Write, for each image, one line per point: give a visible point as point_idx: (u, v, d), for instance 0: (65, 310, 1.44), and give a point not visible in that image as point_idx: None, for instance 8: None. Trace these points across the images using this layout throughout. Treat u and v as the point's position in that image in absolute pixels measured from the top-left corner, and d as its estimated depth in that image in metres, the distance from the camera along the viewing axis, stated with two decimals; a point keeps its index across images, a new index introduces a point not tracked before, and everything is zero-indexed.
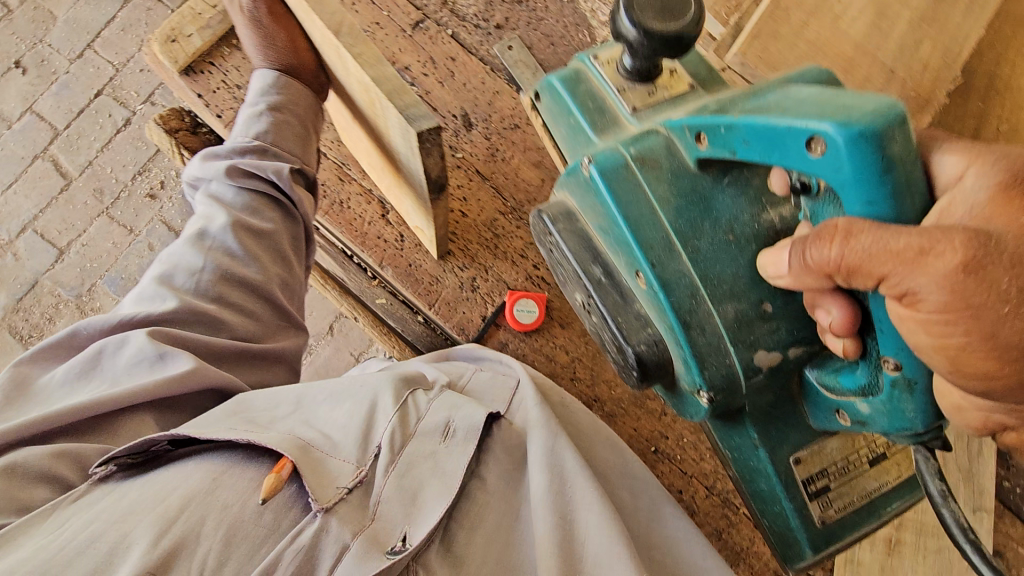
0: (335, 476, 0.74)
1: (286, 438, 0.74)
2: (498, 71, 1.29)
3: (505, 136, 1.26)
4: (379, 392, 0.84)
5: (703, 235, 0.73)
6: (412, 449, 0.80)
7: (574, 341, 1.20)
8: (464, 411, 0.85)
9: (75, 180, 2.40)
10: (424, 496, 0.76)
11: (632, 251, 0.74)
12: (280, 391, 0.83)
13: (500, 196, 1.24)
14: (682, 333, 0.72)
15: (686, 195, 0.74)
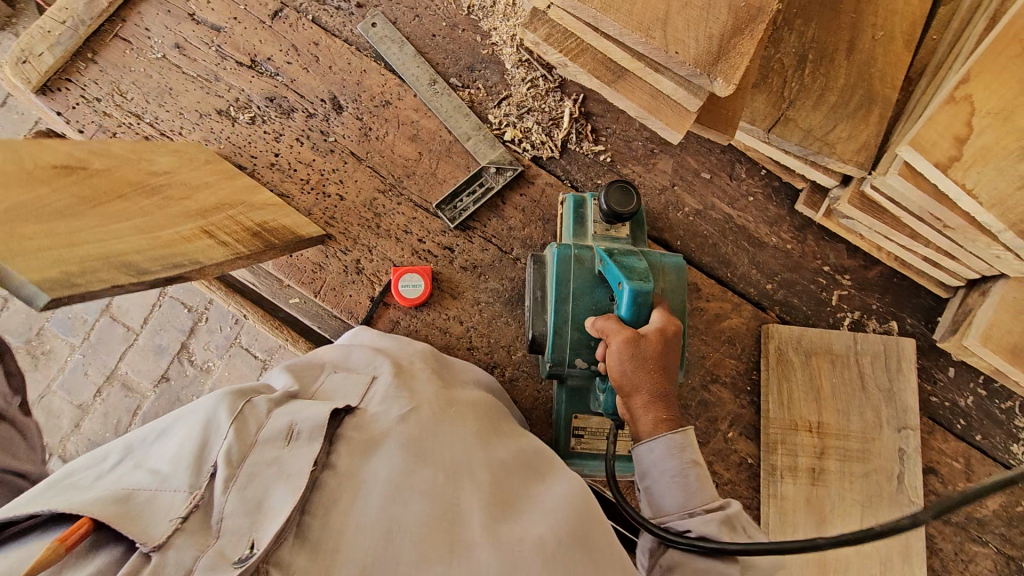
0: (163, 511, 0.51)
1: (93, 494, 0.51)
2: (363, 50, 1.26)
3: (377, 114, 1.24)
4: (205, 409, 0.61)
5: (586, 299, 0.98)
6: (255, 458, 0.57)
7: (468, 310, 1.18)
8: (312, 409, 0.62)
9: None
10: (272, 502, 0.54)
11: (585, 284, 0.99)
12: (104, 446, 0.59)
13: (377, 175, 1.22)
14: (551, 331, 0.98)
15: (587, 288, 0.98)
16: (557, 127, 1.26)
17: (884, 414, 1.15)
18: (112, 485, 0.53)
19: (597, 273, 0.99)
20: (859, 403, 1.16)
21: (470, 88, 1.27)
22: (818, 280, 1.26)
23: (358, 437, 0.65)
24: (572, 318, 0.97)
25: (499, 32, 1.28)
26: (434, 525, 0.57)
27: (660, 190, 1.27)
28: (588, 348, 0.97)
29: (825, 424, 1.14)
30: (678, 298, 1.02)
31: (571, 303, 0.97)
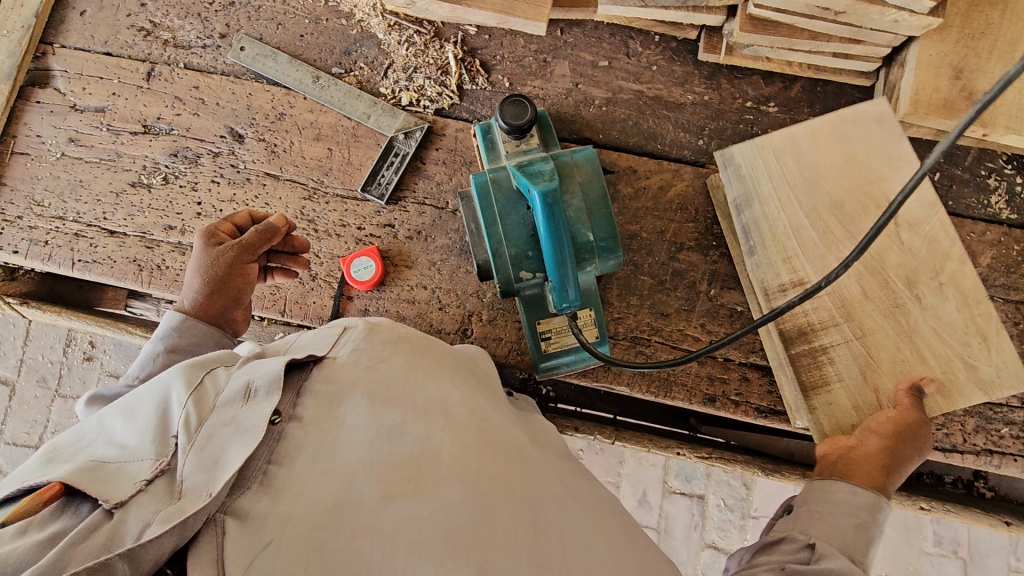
0: (131, 473, 0.68)
1: (72, 466, 0.68)
2: (242, 75, 1.28)
3: (276, 129, 1.25)
4: (170, 386, 0.79)
5: (517, 213, 1.04)
6: (212, 421, 0.74)
7: (427, 274, 1.20)
8: (261, 369, 0.79)
9: (18, 381, 2.44)
10: (228, 455, 0.69)
11: (512, 198, 1.05)
12: (82, 427, 0.78)
13: (299, 183, 1.24)
14: (495, 252, 1.05)
15: (511, 205, 1.04)
16: (447, 75, 1.27)
17: None
18: (89, 457, 0.70)
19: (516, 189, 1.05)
20: None
21: (354, 70, 1.28)
22: (746, 118, 1.25)
23: (322, 387, 0.81)
24: (504, 237, 1.04)
25: (361, 8, 1.29)
26: (401, 460, 0.73)
27: (566, 94, 1.27)
28: (528, 258, 1.04)
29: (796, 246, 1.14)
30: (595, 189, 1.05)
31: (501, 222, 1.04)
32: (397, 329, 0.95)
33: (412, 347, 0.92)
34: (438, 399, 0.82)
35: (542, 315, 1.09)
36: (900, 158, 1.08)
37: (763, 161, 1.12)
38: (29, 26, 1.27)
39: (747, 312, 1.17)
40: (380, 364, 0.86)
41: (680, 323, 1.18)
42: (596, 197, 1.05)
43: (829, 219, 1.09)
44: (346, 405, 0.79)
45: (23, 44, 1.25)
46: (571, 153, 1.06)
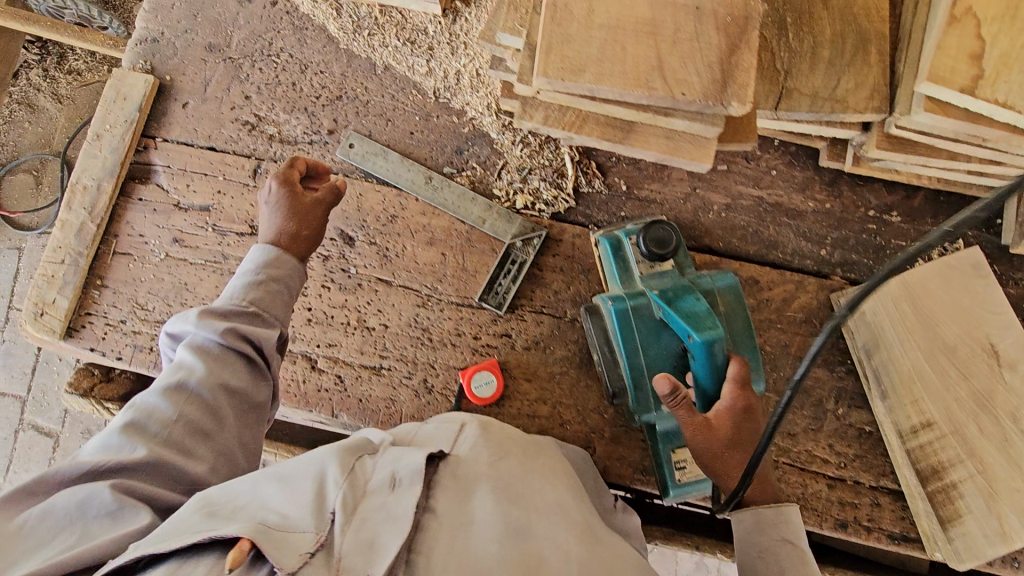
0: (294, 543, 0.64)
1: (245, 522, 0.65)
2: (352, 174, 1.24)
3: (388, 231, 1.22)
4: (326, 463, 0.76)
5: (660, 343, 1.01)
6: (365, 508, 0.70)
7: (547, 388, 1.16)
8: (408, 460, 0.76)
9: (63, 434, 2.23)
10: (381, 543, 0.66)
11: (654, 326, 1.02)
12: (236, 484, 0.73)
13: (412, 289, 1.20)
14: (636, 384, 1.02)
15: (652, 335, 1.02)
16: (563, 177, 1.24)
17: (985, 336, 1.10)
18: (250, 519, 0.66)
19: (658, 317, 1.02)
20: (957, 331, 1.11)
21: (466, 170, 1.25)
22: (868, 228, 1.23)
23: (451, 481, 0.78)
24: (647, 367, 1.01)
25: (473, 106, 1.26)
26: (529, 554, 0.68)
27: (684, 199, 1.24)
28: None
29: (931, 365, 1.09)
30: (738, 319, 1.03)
31: (642, 353, 1.01)
32: (506, 432, 0.91)
33: (512, 448, 0.87)
34: (556, 505, 0.78)
35: (677, 444, 1.05)
36: (1001, 312, 1.11)
37: (884, 307, 1.13)
38: (132, 120, 1.23)
39: (877, 433, 1.15)
40: (499, 462, 0.82)
41: (808, 443, 1.15)
42: (740, 329, 1.02)
43: (950, 366, 1.09)
44: (473, 500, 0.75)
45: (127, 141, 1.21)
46: (714, 281, 1.03)
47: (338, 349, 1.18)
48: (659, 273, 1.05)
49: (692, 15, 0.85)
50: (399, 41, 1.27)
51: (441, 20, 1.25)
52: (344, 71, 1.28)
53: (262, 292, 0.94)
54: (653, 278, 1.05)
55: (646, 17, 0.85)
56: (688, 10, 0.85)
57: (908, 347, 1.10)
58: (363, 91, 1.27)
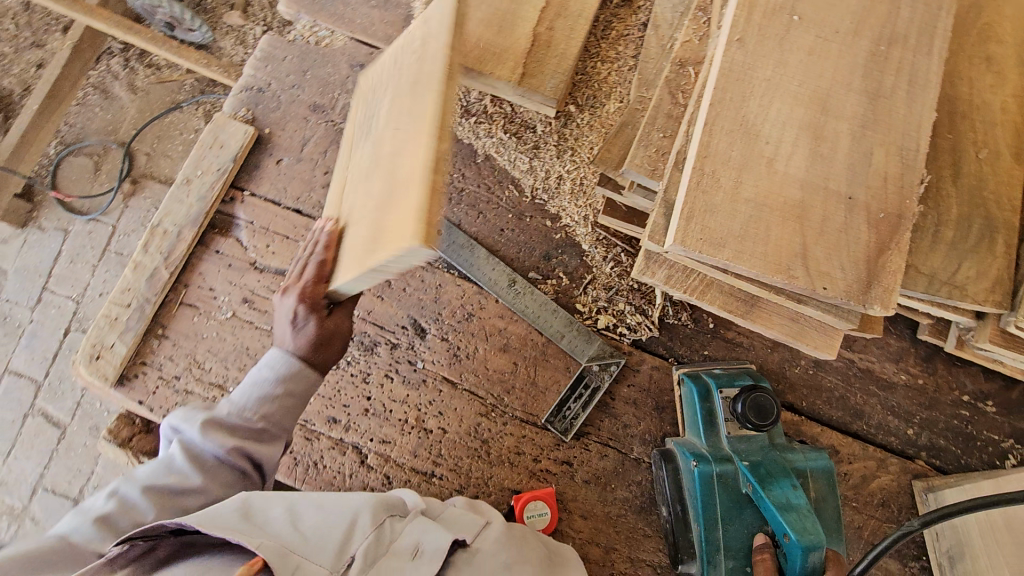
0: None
1: (253, 526, 0.80)
2: (433, 261, 1.20)
3: (462, 330, 1.17)
4: (360, 513, 0.87)
5: (742, 520, 0.94)
6: (387, 559, 0.83)
7: (603, 529, 1.10)
8: (433, 537, 0.86)
9: (68, 426, 2.25)
10: None
11: (737, 500, 0.95)
12: (273, 498, 0.86)
13: (477, 395, 1.14)
14: (711, 559, 0.95)
15: (735, 510, 0.95)
16: (650, 303, 1.18)
17: None
18: (277, 537, 0.80)
19: (744, 492, 0.95)
20: None
21: (552, 277, 1.20)
22: (960, 414, 1.17)
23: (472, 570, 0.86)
24: (723, 543, 0.94)
25: (569, 212, 1.21)
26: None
27: (772, 348, 1.19)
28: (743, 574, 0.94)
29: None
30: (828, 509, 0.96)
31: (721, 529, 0.94)
32: (528, 538, 0.97)
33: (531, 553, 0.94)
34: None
35: None
36: None
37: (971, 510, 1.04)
38: (224, 170, 1.20)
39: None
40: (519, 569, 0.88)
41: None
42: (829, 521, 0.95)
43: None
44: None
45: (215, 191, 1.18)
46: (807, 464, 0.97)
47: (391, 446, 1.12)
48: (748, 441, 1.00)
49: (844, 205, 0.80)
50: (505, 134, 1.22)
51: (552, 120, 1.20)
52: None
53: (300, 380, 0.93)
54: (741, 445, 1.00)
55: (796, 199, 0.79)
56: (840, 198, 0.80)
57: (994, 562, 1.00)
58: (459, 177, 1.23)
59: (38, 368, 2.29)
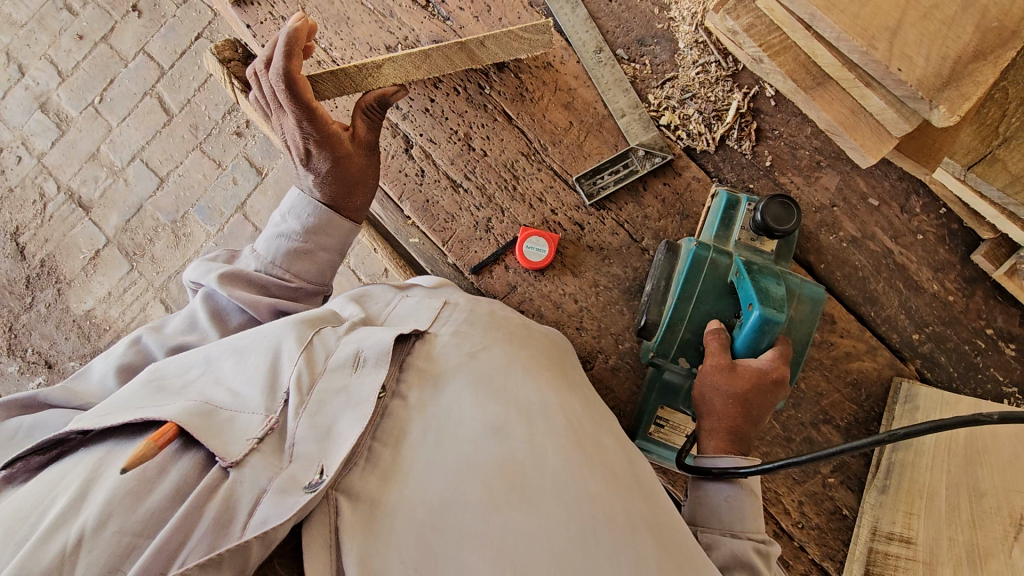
0: (242, 428, 0.70)
1: (186, 405, 0.70)
2: (535, 5, 1.24)
3: (536, 75, 1.21)
4: (282, 339, 0.79)
5: (712, 304, 1.00)
6: (323, 385, 0.74)
7: (585, 290, 1.17)
8: (376, 340, 0.78)
9: (175, 116, 2.62)
10: (337, 429, 0.70)
11: (719, 286, 0.99)
12: (188, 358, 0.81)
13: (525, 136, 1.21)
14: (670, 328, 1.01)
15: (714, 293, 0.99)
16: (719, 120, 1.18)
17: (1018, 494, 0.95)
18: (200, 397, 0.73)
19: (729, 282, 0.99)
20: (973, 473, 1.00)
21: (636, 62, 1.21)
22: (975, 343, 1.12)
23: (424, 367, 0.80)
24: (688, 317, 1.00)
25: (681, 6, 1.20)
26: (502, 461, 0.70)
27: (816, 209, 1.16)
28: (695, 350, 1.00)
29: (934, 488, 1.01)
30: (802, 329, 0.99)
31: (692, 303, 1.00)
32: (496, 316, 0.93)
33: (501, 329, 0.90)
34: (537, 404, 0.77)
35: (669, 404, 1.06)
36: None
37: (938, 412, 1.04)
38: None
39: (851, 519, 1.11)
40: (482, 353, 0.83)
41: (780, 486, 1.13)
42: (796, 341, 0.99)
43: (966, 505, 0.98)
44: (445, 390, 0.77)
45: None
46: (802, 287, 0.99)
47: (434, 148, 1.22)
48: (753, 249, 1.03)
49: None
50: None
51: None
52: None
53: (297, 254, 1.02)
54: (745, 250, 1.03)
55: None
56: None
57: (936, 462, 1.03)
58: None
59: (167, 59, 2.65)
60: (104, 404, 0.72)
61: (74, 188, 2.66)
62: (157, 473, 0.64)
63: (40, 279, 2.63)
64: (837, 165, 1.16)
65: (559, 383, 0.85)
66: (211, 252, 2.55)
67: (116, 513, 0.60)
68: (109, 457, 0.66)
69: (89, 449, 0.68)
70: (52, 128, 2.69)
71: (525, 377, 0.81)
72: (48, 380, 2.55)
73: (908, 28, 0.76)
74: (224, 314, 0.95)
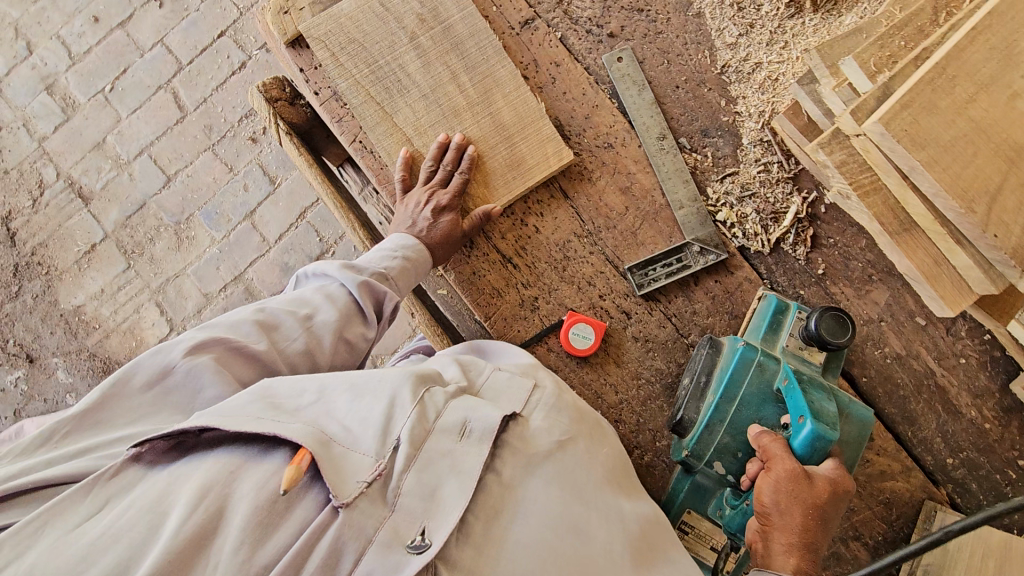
0: (356, 468, 0.75)
1: (310, 431, 0.75)
2: (601, 83, 1.21)
3: (596, 156, 1.19)
4: (396, 386, 0.84)
5: (751, 407, 0.98)
6: (430, 445, 0.80)
7: (626, 382, 1.15)
8: (482, 414, 0.83)
9: (190, 114, 2.54)
10: (441, 494, 0.77)
11: (767, 391, 0.98)
12: (301, 382, 0.84)
13: (579, 218, 1.18)
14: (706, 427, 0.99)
15: (757, 399, 0.98)
16: (776, 222, 1.17)
17: None
18: (319, 425, 0.78)
19: (774, 389, 0.98)
20: None
21: (698, 153, 1.19)
22: (1006, 472, 1.12)
23: (519, 447, 0.85)
24: (729, 420, 0.99)
25: (748, 101, 1.18)
26: (578, 557, 0.79)
27: (864, 322, 1.16)
28: (732, 456, 0.99)
29: None
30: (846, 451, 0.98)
31: (734, 406, 0.99)
32: (578, 406, 0.97)
33: (583, 417, 0.95)
34: (613, 506, 0.87)
35: (696, 509, 1.07)
36: None
37: (969, 543, 1.07)
38: None
39: None
40: (569, 444, 0.89)
41: None
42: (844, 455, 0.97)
43: None
44: (535, 477, 0.84)
45: None
46: (854, 404, 0.99)
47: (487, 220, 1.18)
48: (803, 358, 1.02)
49: None
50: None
51: (782, 6, 1.17)
52: None
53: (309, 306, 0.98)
54: (795, 358, 1.02)
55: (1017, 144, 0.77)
56: None
57: None
58: (663, 19, 1.22)
59: (186, 54, 2.56)
60: (232, 400, 0.78)
61: (75, 177, 2.55)
62: (285, 505, 0.72)
63: (29, 269, 2.51)
64: (887, 279, 1.16)
65: (629, 487, 0.94)
66: (215, 259, 2.48)
67: (244, 539, 0.68)
68: (243, 468, 0.73)
69: (222, 451, 0.75)
70: (57, 112, 2.57)
71: (605, 481, 0.89)
72: (28, 375, 2.44)
73: (1007, 196, 0.76)
74: (277, 328, 0.94)
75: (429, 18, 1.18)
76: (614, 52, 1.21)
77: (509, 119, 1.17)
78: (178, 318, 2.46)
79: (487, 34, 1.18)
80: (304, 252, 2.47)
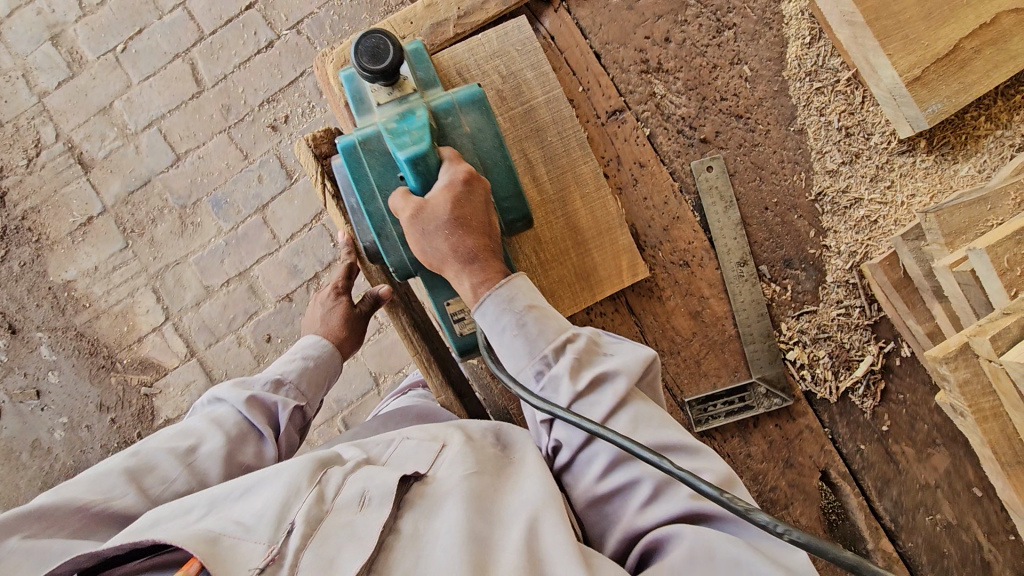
0: (244, 557, 0.68)
1: (193, 535, 0.70)
2: (685, 192, 1.11)
3: (669, 273, 1.10)
4: (293, 475, 0.78)
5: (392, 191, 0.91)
6: (329, 520, 0.73)
7: None
8: (379, 479, 0.78)
9: (207, 90, 2.36)
10: (342, 563, 0.68)
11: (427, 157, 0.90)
12: (189, 502, 0.79)
13: (643, 337, 1.10)
14: None
15: (386, 170, 0.91)
16: (847, 371, 1.10)
17: None
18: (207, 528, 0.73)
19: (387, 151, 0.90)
20: None
21: (776, 283, 1.11)
22: None
23: (422, 502, 0.77)
24: (387, 214, 0.92)
25: (839, 237, 1.10)
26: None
27: (920, 486, 1.10)
28: None
29: None
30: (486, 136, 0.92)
31: (378, 197, 0.91)
32: (494, 449, 0.88)
33: (496, 462, 0.85)
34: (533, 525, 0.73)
35: None
36: None
37: None
38: None
39: None
40: (475, 478, 0.80)
41: None
42: (487, 146, 0.93)
43: None
44: (436, 517, 0.74)
45: None
46: (455, 95, 0.92)
47: None
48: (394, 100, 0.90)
49: None
50: (836, 121, 1.10)
51: (894, 141, 1.08)
52: (765, 95, 1.11)
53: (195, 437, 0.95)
54: (387, 108, 0.91)
55: None
56: None
57: None
58: (762, 130, 1.11)
59: (209, 23, 2.37)
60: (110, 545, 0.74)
61: (75, 141, 2.37)
62: None
63: (18, 233, 2.35)
64: (950, 446, 1.10)
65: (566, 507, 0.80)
66: (220, 251, 2.33)
67: None
68: None
69: None
70: (61, 67, 2.37)
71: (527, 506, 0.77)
72: (9, 346, 2.31)
73: None
74: (150, 472, 0.89)
75: (510, 97, 1.06)
76: (705, 162, 1.11)
77: (583, 221, 1.06)
78: (174, 308, 2.33)
79: (571, 124, 1.07)
80: (315, 256, 2.32)
